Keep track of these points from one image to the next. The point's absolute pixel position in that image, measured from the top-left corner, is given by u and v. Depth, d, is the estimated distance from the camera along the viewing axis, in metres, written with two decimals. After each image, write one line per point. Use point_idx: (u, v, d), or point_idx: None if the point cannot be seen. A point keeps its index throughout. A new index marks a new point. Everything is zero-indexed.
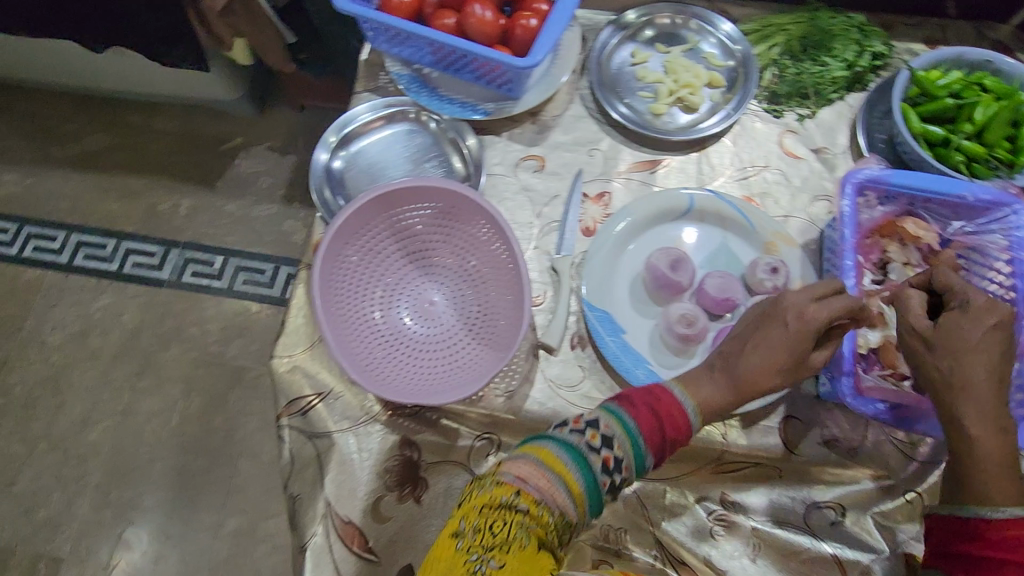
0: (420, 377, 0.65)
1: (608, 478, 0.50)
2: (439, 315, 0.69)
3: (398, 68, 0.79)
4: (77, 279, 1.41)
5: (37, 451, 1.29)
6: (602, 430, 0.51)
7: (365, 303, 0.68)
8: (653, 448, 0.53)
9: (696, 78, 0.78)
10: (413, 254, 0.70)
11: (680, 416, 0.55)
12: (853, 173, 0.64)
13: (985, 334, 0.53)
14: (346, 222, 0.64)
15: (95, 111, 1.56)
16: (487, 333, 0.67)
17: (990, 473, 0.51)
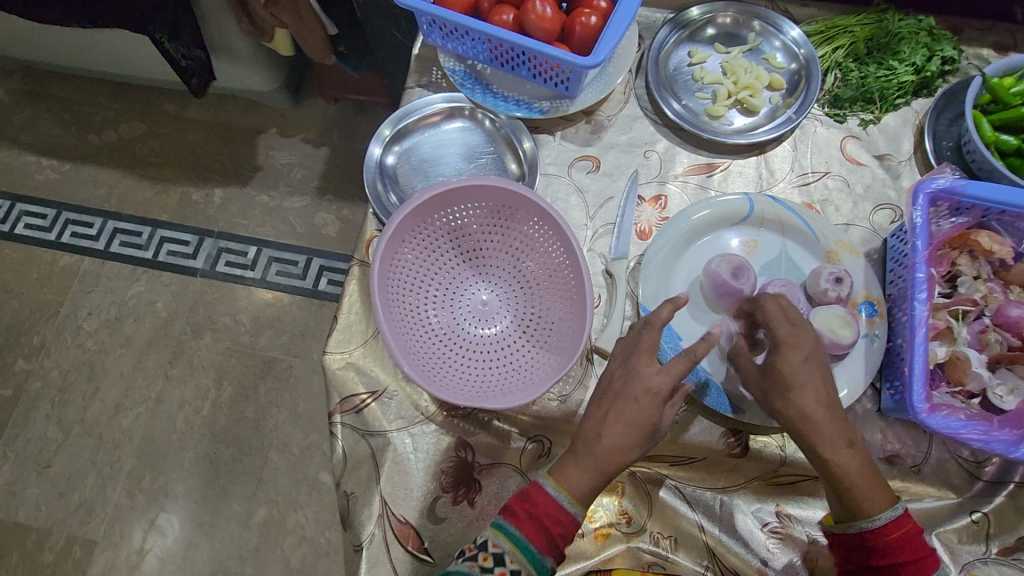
0: (477, 380, 0.64)
1: (502, 574, 0.53)
2: (495, 317, 0.68)
3: (453, 64, 0.78)
4: (112, 266, 1.43)
5: (72, 435, 1.31)
6: (491, 551, 0.53)
7: (421, 304, 0.67)
8: (547, 548, 0.54)
9: (757, 80, 0.76)
10: (468, 254, 0.69)
11: (563, 513, 0.55)
12: (926, 183, 0.62)
13: (801, 367, 0.55)
14: (402, 221, 0.63)
15: (132, 99, 1.57)
16: (544, 335, 0.66)
17: (860, 489, 0.53)
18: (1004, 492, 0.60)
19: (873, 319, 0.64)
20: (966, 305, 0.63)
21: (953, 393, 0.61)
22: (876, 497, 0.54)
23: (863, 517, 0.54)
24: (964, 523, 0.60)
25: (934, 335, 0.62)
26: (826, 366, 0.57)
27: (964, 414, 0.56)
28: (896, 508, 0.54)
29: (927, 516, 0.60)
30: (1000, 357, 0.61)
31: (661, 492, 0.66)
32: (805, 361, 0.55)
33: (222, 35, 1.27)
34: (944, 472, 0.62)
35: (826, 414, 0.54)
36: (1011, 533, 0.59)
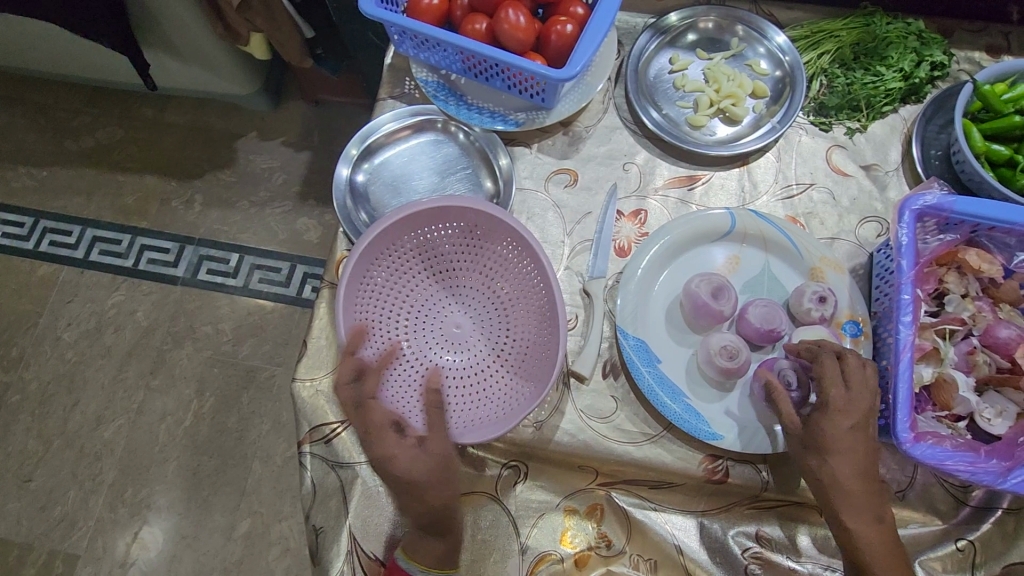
0: (449, 410, 0.62)
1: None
2: (469, 343, 0.65)
3: (425, 74, 0.75)
4: (91, 275, 1.40)
5: (53, 448, 1.29)
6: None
7: (392, 331, 0.64)
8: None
9: (740, 88, 0.73)
10: (441, 277, 0.67)
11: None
12: (912, 200, 0.59)
13: (845, 435, 0.54)
14: (370, 244, 0.61)
15: (109, 103, 1.53)
16: (519, 361, 0.63)
17: (877, 561, 0.53)
18: (991, 518, 0.59)
19: (858, 340, 0.62)
20: (953, 325, 0.61)
21: (939, 417, 0.59)
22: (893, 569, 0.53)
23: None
24: (950, 549, 0.58)
25: (920, 357, 0.60)
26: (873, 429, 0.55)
27: (950, 443, 0.54)
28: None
29: (911, 543, 0.59)
30: (988, 378, 0.59)
31: (640, 516, 0.64)
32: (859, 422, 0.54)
33: (194, 37, 1.23)
34: (931, 497, 0.60)
35: (853, 482, 0.54)
36: (996, 560, 0.58)
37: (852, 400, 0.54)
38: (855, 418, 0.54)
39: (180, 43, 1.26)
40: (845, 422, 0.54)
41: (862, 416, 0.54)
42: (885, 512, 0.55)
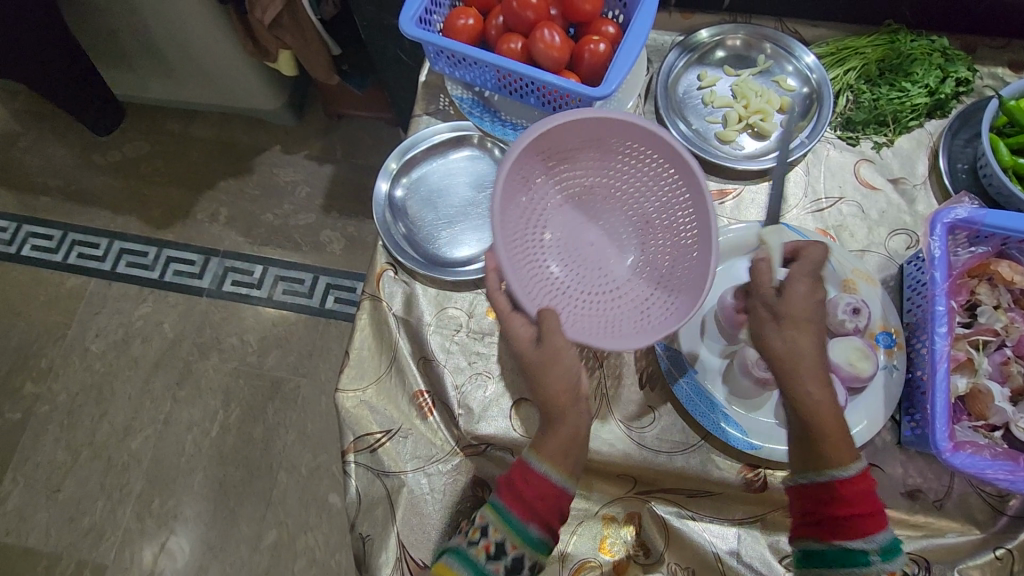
0: (603, 326, 0.61)
1: (499, 562, 0.52)
2: (612, 263, 0.65)
3: (460, 91, 0.78)
4: (119, 287, 1.42)
5: (81, 458, 1.31)
6: (487, 534, 0.52)
7: (540, 253, 0.64)
8: (530, 515, 0.53)
9: (768, 104, 0.75)
10: (581, 196, 0.66)
11: (544, 481, 0.54)
12: (942, 213, 0.61)
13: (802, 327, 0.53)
14: (523, 163, 0.59)
15: (135, 119, 1.57)
16: (662, 279, 0.63)
17: (828, 435, 0.52)
18: None
19: (892, 350, 0.64)
20: (987, 335, 0.62)
21: (975, 427, 0.60)
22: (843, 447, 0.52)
23: (831, 466, 0.52)
24: (989, 557, 0.59)
25: (954, 367, 0.61)
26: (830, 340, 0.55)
27: (989, 453, 0.54)
28: (858, 460, 0.52)
29: (948, 551, 0.59)
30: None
31: (677, 523, 0.65)
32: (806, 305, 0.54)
33: (221, 52, 1.27)
34: (967, 505, 0.60)
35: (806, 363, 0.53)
36: None
37: (794, 298, 0.54)
38: (785, 312, 0.54)
39: (207, 58, 1.29)
40: (783, 323, 0.54)
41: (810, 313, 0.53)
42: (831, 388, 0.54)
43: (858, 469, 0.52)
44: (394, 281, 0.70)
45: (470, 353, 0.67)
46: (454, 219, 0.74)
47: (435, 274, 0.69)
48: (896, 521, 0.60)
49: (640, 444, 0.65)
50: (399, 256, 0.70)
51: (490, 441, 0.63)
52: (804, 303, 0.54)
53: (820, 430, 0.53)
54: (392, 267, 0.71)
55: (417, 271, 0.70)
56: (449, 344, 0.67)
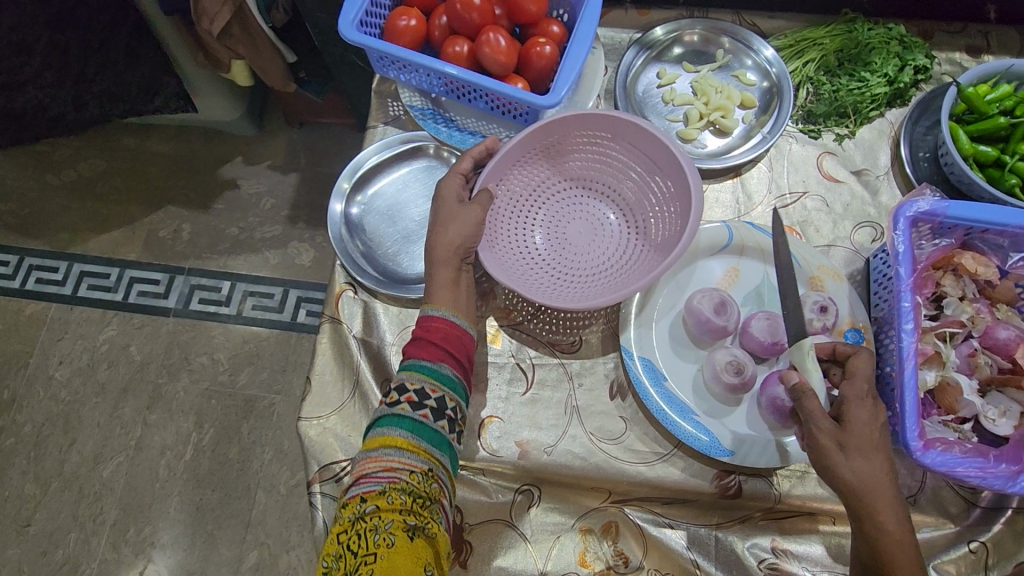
0: (570, 290, 0.66)
1: (426, 409, 0.55)
2: (599, 240, 0.69)
3: (413, 98, 0.75)
4: (81, 311, 1.38)
5: (51, 490, 1.27)
6: (407, 388, 0.56)
7: (525, 220, 0.69)
8: (441, 356, 0.57)
9: (728, 99, 0.74)
10: (572, 189, 0.71)
11: (445, 324, 0.59)
12: (905, 207, 0.60)
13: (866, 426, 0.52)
14: (520, 139, 0.65)
15: (89, 136, 1.51)
16: (645, 256, 0.67)
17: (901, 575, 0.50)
18: (1000, 519, 0.59)
19: (860, 347, 0.63)
20: (954, 327, 0.61)
21: (945, 421, 0.59)
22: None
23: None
24: (963, 552, 0.58)
25: (923, 362, 0.61)
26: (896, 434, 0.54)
27: (960, 449, 0.53)
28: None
29: (924, 547, 0.59)
30: (991, 379, 0.60)
31: (654, 531, 0.64)
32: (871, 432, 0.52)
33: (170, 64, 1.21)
34: (940, 499, 0.60)
35: (881, 478, 0.51)
36: (1009, 559, 0.58)
37: (857, 423, 0.52)
38: (850, 440, 0.52)
39: None
40: (850, 451, 0.51)
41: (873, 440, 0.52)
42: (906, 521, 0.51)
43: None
44: (354, 301, 0.68)
45: None
46: (414, 232, 0.72)
47: (396, 292, 0.67)
48: None
49: (615, 457, 0.63)
50: (357, 276, 0.68)
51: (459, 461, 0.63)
52: (868, 429, 0.52)
53: (894, 569, 0.50)
54: (352, 286, 0.69)
55: (377, 290, 0.68)
56: None
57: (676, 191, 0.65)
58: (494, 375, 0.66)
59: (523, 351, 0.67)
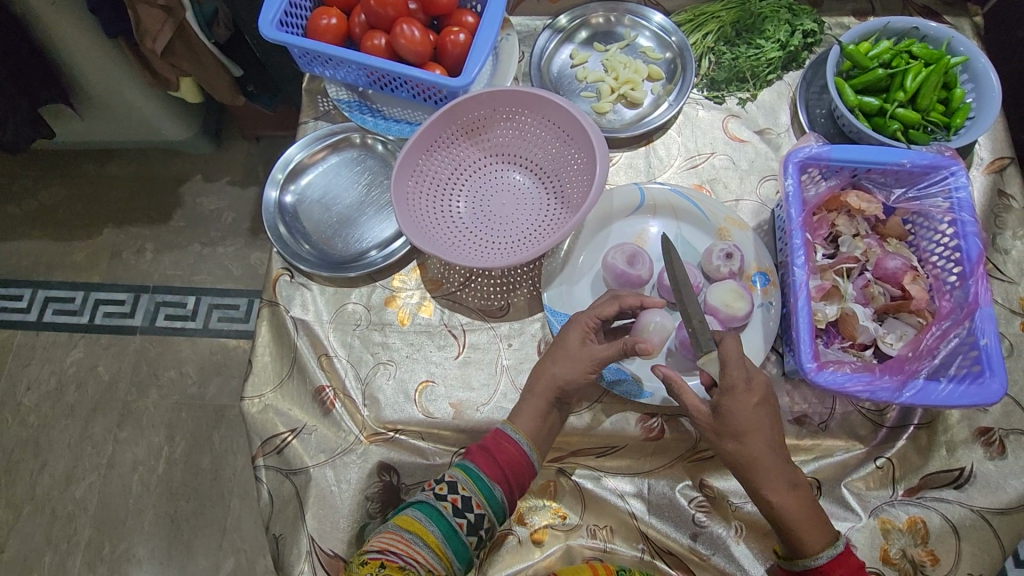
0: (489, 255, 0.70)
1: (464, 519, 0.54)
2: (519, 208, 0.73)
3: (340, 92, 0.79)
4: (48, 335, 1.39)
5: (24, 514, 1.27)
6: (456, 489, 0.55)
7: (449, 193, 0.73)
8: (497, 477, 0.57)
9: (636, 73, 0.79)
10: (493, 163, 0.74)
11: (513, 447, 0.59)
12: (793, 153, 0.64)
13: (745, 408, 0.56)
14: (437, 118, 0.68)
15: (48, 165, 1.54)
16: (561, 220, 0.71)
17: (800, 529, 0.55)
18: (904, 435, 0.63)
19: (767, 289, 0.67)
20: (849, 263, 0.66)
21: (846, 348, 0.63)
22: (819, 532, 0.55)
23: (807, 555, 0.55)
24: (870, 468, 0.62)
25: (823, 296, 0.64)
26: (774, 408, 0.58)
27: (850, 367, 0.57)
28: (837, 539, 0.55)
29: (837, 468, 0.63)
30: (886, 307, 0.64)
31: (589, 485, 0.67)
32: (755, 412, 0.56)
33: (122, 92, 1.23)
34: (850, 423, 0.64)
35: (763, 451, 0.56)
36: (914, 472, 0.62)
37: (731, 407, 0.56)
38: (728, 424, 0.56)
39: (113, 102, 1.27)
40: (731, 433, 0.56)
41: (754, 422, 0.55)
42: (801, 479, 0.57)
43: (835, 551, 0.54)
44: (291, 285, 0.71)
45: (371, 344, 0.69)
46: (348, 217, 0.75)
47: (331, 274, 0.71)
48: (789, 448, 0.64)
49: None
50: (293, 260, 0.71)
51: (397, 426, 0.65)
52: (742, 409, 0.56)
53: (796, 527, 0.55)
54: (288, 271, 0.71)
55: (314, 273, 0.71)
56: (350, 339, 0.69)
57: (586, 159, 0.69)
58: (426, 343, 0.69)
59: (454, 318, 0.70)
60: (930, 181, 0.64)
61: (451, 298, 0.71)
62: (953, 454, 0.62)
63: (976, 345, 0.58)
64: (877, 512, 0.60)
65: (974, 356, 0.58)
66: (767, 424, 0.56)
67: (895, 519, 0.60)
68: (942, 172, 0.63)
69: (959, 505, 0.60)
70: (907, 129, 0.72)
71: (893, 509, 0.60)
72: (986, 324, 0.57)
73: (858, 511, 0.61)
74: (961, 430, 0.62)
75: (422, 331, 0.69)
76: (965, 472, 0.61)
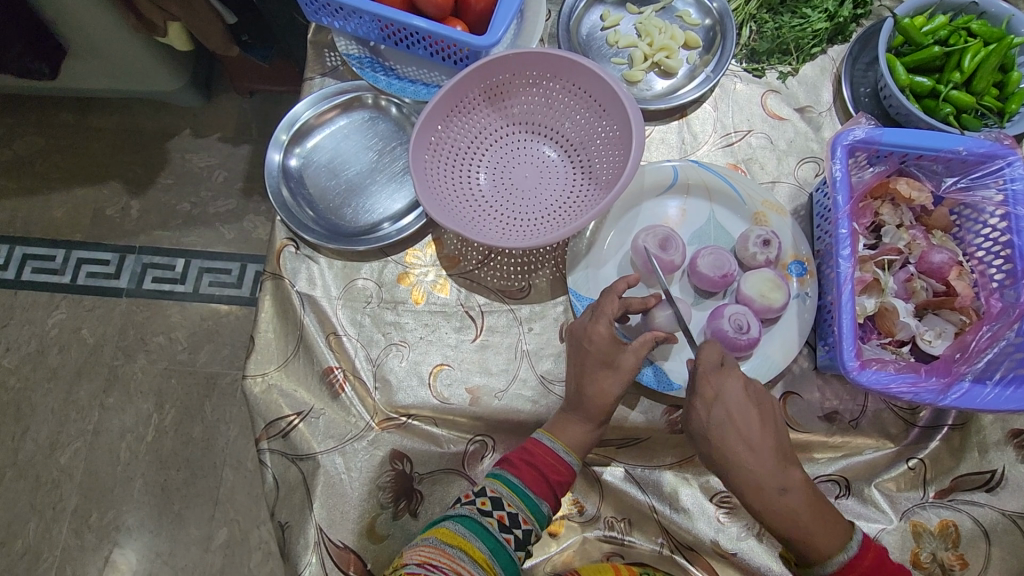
0: (514, 232, 0.65)
1: (511, 535, 0.52)
2: (545, 182, 0.68)
3: (350, 47, 0.72)
4: (27, 295, 1.32)
5: (6, 479, 1.23)
6: (501, 505, 0.53)
7: (470, 164, 0.68)
8: (545, 493, 0.55)
9: (672, 40, 0.73)
10: (517, 131, 0.69)
11: (560, 461, 0.56)
12: (842, 136, 0.60)
13: (716, 415, 0.55)
14: (459, 81, 0.62)
15: (23, 113, 1.44)
16: (591, 195, 0.66)
17: (808, 532, 0.52)
18: (937, 435, 0.61)
19: (803, 279, 0.63)
20: (891, 255, 0.62)
21: (884, 344, 0.61)
22: (830, 534, 0.52)
23: (817, 562, 0.52)
24: (902, 470, 0.61)
25: (862, 289, 0.61)
26: (752, 408, 0.55)
27: (893, 367, 0.55)
28: (854, 535, 0.52)
29: (867, 468, 0.61)
30: (927, 303, 0.61)
31: (609, 477, 0.65)
32: (725, 418, 0.55)
33: (105, 36, 1.13)
34: (881, 422, 0.62)
35: (742, 456, 0.53)
36: (946, 474, 0.60)
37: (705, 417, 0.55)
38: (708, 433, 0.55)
39: (95, 48, 1.17)
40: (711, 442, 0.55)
41: (723, 427, 0.54)
42: (795, 482, 0.53)
43: (852, 555, 0.51)
44: (296, 257, 0.66)
45: (383, 324, 0.64)
46: (358, 185, 0.70)
47: (341, 246, 0.65)
48: (817, 444, 0.62)
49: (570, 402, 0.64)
50: (299, 231, 0.65)
51: (410, 411, 0.62)
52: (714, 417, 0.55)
53: (799, 531, 0.52)
54: (293, 242, 0.66)
55: (321, 244, 0.66)
56: (360, 317, 0.64)
57: (620, 131, 0.64)
58: (442, 325, 0.65)
59: (471, 299, 0.66)
60: (984, 171, 0.60)
61: (467, 278, 0.66)
62: (985, 457, 0.60)
63: None
64: (908, 514, 0.59)
65: (1020, 359, 0.55)
66: (743, 431, 0.54)
67: (925, 522, 0.58)
68: (998, 162, 0.59)
69: (990, 509, 0.58)
70: (960, 114, 0.67)
71: (924, 511, 0.59)
72: None
73: (888, 514, 0.59)
74: (994, 432, 0.60)
75: (437, 311, 0.65)
76: (996, 475, 0.59)
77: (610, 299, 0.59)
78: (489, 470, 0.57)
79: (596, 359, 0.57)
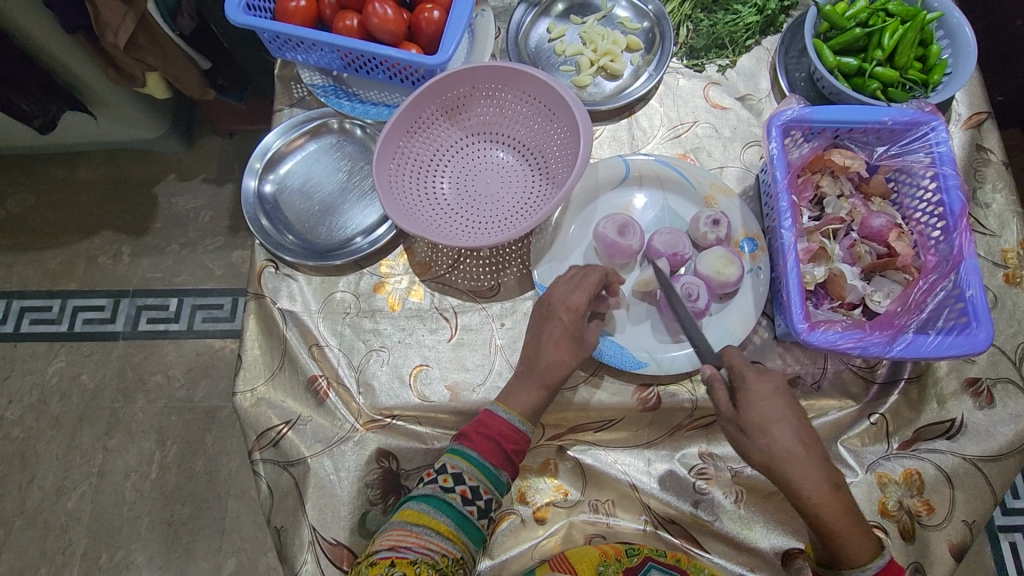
0: (477, 234, 0.69)
1: (474, 506, 0.55)
2: (504, 185, 0.72)
3: (314, 78, 0.76)
4: (27, 346, 1.35)
5: (15, 529, 1.25)
6: (463, 480, 0.55)
7: (433, 174, 0.72)
8: (502, 462, 0.57)
9: (615, 44, 0.78)
10: (475, 140, 0.73)
11: (515, 431, 0.58)
12: (776, 116, 0.64)
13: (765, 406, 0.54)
14: (416, 98, 0.67)
15: (14, 172, 1.49)
16: (547, 193, 0.70)
17: (847, 538, 0.52)
18: (896, 390, 0.64)
19: (755, 254, 0.67)
20: (835, 224, 0.66)
21: (835, 308, 0.64)
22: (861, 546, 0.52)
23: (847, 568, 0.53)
24: (865, 425, 0.63)
25: (810, 258, 0.65)
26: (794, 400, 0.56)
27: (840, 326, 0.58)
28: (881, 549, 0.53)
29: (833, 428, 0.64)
30: (873, 266, 0.64)
31: (589, 462, 0.67)
32: (775, 409, 0.54)
33: (87, 91, 1.18)
34: (842, 381, 0.65)
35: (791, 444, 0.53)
36: (908, 426, 0.63)
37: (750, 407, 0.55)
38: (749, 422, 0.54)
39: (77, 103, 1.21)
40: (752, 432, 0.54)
41: (774, 413, 0.54)
42: (839, 480, 0.53)
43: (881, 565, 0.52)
44: (276, 276, 0.69)
45: (362, 332, 0.68)
46: (331, 205, 0.74)
47: (317, 263, 0.69)
48: None
49: None
50: (277, 252, 0.69)
51: (394, 412, 0.65)
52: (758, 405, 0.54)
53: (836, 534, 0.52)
54: (273, 263, 0.70)
55: (299, 263, 0.69)
56: (340, 328, 0.68)
57: (569, 132, 0.68)
58: (418, 327, 0.68)
59: (444, 301, 0.69)
60: (912, 137, 0.65)
61: (439, 283, 0.70)
62: (943, 406, 0.63)
63: (961, 298, 0.59)
64: (874, 467, 0.62)
65: (960, 308, 0.59)
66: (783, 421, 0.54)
67: (891, 473, 0.61)
68: (922, 128, 0.64)
69: (951, 454, 0.61)
70: (886, 88, 0.72)
71: (888, 463, 0.62)
72: (970, 276, 0.58)
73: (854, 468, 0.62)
74: (950, 382, 0.63)
75: (412, 315, 0.69)
76: (956, 423, 0.62)
77: (595, 271, 0.62)
78: (449, 444, 0.59)
79: (568, 333, 0.60)
